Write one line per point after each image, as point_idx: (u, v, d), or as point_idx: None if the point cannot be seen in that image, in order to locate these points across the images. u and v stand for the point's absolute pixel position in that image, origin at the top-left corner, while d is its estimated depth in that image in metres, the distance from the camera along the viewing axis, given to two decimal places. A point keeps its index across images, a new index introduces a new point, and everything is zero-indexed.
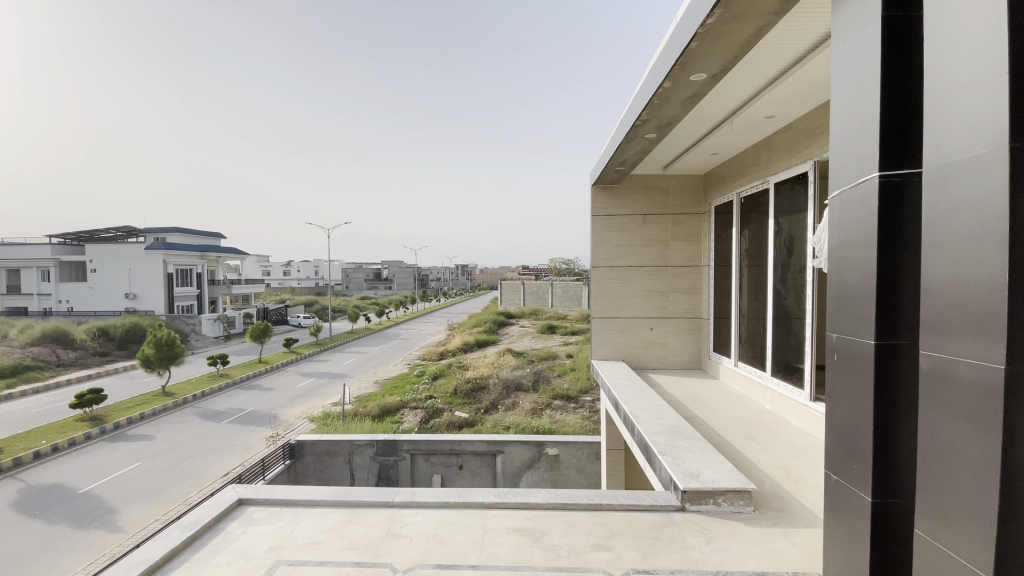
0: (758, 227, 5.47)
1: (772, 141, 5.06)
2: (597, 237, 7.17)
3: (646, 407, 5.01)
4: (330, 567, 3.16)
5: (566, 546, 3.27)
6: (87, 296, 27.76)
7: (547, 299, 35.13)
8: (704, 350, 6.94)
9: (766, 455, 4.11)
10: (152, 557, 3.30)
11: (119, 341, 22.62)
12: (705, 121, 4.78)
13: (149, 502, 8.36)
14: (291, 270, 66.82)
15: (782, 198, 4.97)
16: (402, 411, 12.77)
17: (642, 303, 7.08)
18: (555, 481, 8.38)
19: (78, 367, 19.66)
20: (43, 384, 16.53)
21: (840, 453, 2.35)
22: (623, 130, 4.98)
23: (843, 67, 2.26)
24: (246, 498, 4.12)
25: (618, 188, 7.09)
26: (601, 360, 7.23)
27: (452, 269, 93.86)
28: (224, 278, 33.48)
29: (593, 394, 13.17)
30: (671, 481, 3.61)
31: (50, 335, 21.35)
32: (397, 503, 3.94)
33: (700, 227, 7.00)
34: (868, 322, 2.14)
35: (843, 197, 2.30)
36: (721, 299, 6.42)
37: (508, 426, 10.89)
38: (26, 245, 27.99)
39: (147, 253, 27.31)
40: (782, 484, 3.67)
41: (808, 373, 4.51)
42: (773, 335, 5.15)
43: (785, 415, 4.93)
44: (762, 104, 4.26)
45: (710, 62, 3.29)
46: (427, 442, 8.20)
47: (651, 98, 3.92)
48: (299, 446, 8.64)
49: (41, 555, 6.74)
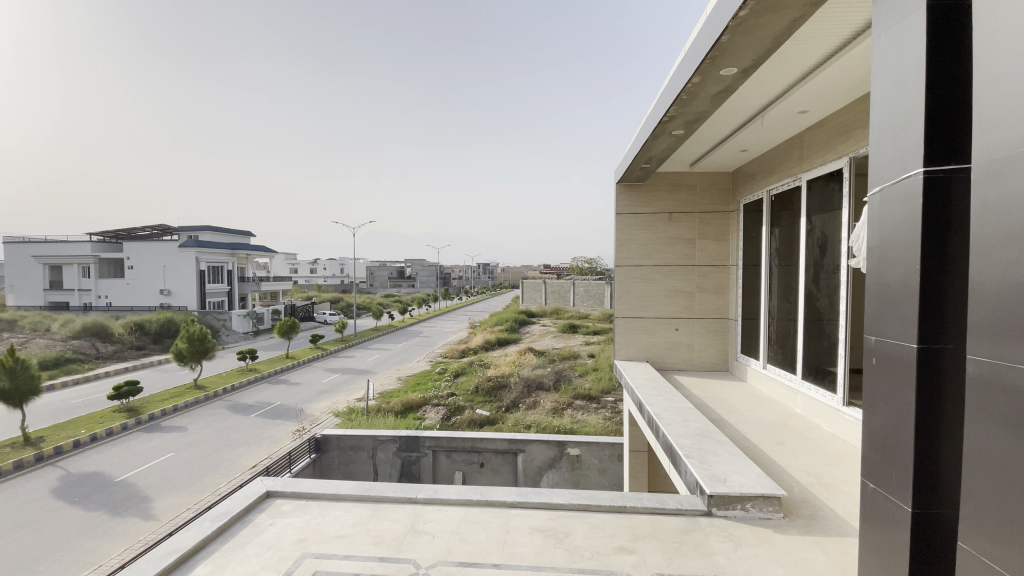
0: (789, 226, 5.32)
1: (804, 137, 4.91)
2: (621, 236, 7.06)
3: (671, 409, 4.92)
4: (354, 561, 3.19)
5: (589, 548, 3.23)
6: (125, 292, 28.84)
7: (570, 299, 34.84)
8: (732, 351, 6.79)
9: (797, 460, 3.99)
10: (182, 546, 3.38)
11: (154, 335, 23.44)
12: (734, 117, 4.65)
13: (180, 491, 8.64)
14: (317, 268, 68.09)
15: (815, 196, 4.82)
16: (425, 408, 12.90)
17: (666, 303, 6.97)
18: (577, 482, 8.31)
19: (115, 360, 20.43)
20: (83, 376, 17.23)
21: (878, 462, 2.25)
22: (648, 127, 4.87)
23: (884, 59, 2.17)
24: (274, 491, 4.20)
25: (643, 187, 6.99)
26: (625, 360, 7.15)
27: (474, 269, 94.37)
28: (253, 275, 34.32)
29: (615, 395, 13.06)
30: (696, 484, 3.54)
31: (90, 329, 22.27)
32: (421, 500, 3.97)
33: (729, 226, 6.84)
34: (910, 325, 2.05)
35: (883, 195, 2.21)
36: (750, 300, 6.27)
37: (529, 425, 10.84)
38: (68, 243, 29.19)
39: (181, 251, 28.22)
40: (813, 491, 3.55)
41: (841, 376, 4.36)
42: (804, 337, 4.99)
43: (815, 419, 4.79)
44: (795, 98, 4.12)
45: (741, 56, 3.20)
46: (449, 439, 8.30)
47: (678, 93, 3.83)
48: (324, 440, 8.81)
49: (81, 541, 7.03)
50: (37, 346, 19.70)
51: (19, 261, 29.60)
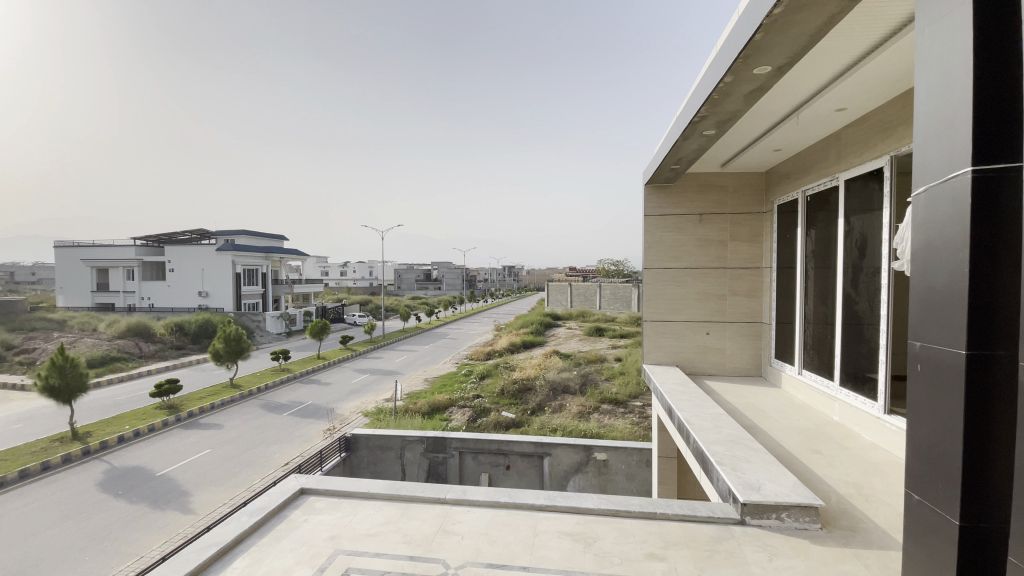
0: (826, 227, 5.15)
1: (842, 135, 4.75)
2: (650, 238, 6.97)
3: (702, 414, 4.82)
4: (385, 559, 3.24)
5: (618, 554, 3.19)
6: (165, 294, 30.03)
7: (596, 302, 34.50)
8: (766, 356, 6.62)
9: (835, 470, 3.85)
10: (222, 540, 3.50)
11: (193, 335, 24.35)
12: (768, 116, 4.54)
13: (218, 486, 8.95)
14: (347, 271, 69.49)
15: (854, 197, 4.66)
16: (451, 409, 12.99)
17: (696, 307, 6.85)
18: (604, 487, 8.22)
19: (157, 359, 21.29)
20: (127, 374, 18.03)
21: (925, 472, 2.15)
22: (679, 127, 4.79)
23: (927, 55, 2.10)
24: (307, 489, 4.31)
25: (672, 188, 6.89)
26: (654, 364, 7.05)
27: (499, 271, 94.60)
28: (286, 278, 35.29)
29: (642, 399, 12.89)
30: (729, 492, 3.45)
31: (134, 329, 23.29)
32: (449, 500, 4.00)
33: (762, 227, 6.67)
34: (959, 329, 1.96)
35: (928, 195, 2.12)
36: (784, 304, 6.10)
37: (555, 429, 10.79)
38: (115, 247, 30.64)
39: (218, 254, 29.25)
40: (853, 502, 3.42)
41: (883, 384, 4.20)
42: (842, 341, 4.83)
43: (855, 428, 4.62)
44: (832, 96, 4.01)
45: (775, 54, 3.13)
46: (476, 440, 8.35)
47: (710, 93, 3.76)
48: (354, 439, 8.98)
49: (124, 533, 7.35)
50: (86, 345, 20.71)
51: (69, 264, 31.14)
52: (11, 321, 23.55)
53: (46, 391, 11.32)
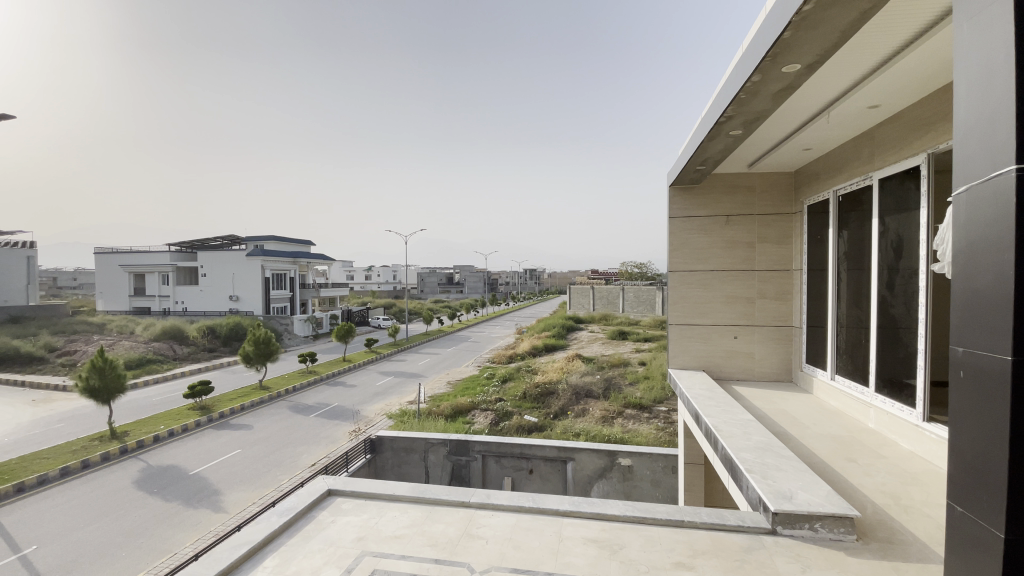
0: (859, 228, 5.00)
1: (876, 133, 4.61)
2: (675, 240, 6.88)
3: (730, 421, 4.71)
4: (410, 561, 3.26)
5: (645, 562, 3.14)
6: (198, 298, 31.01)
7: (619, 305, 34.00)
8: (796, 362, 6.44)
9: (871, 479, 3.72)
10: (253, 539, 3.57)
11: (224, 338, 25.08)
12: (797, 114, 4.43)
13: (247, 486, 9.17)
14: (371, 275, 70.47)
15: (888, 196, 4.51)
16: (473, 412, 13.04)
17: (723, 310, 6.72)
18: (628, 493, 8.10)
19: (190, 361, 21.98)
20: (162, 376, 18.65)
21: (968, 484, 2.05)
22: (704, 127, 4.71)
23: (966, 50, 2.02)
24: (335, 489, 4.38)
25: (698, 189, 6.79)
26: (680, 369, 6.95)
27: (521, 275, 94.67)
28: (312, 282, 36.01)
29: (667, 404, 12.69)
30: (759, 501, 3.35)
31: (168, 332, 24.10)
32: (473, 504, 4.01)
33: (791, 228, 6.51)
34: (1004, 335, 1.87)
35: (971, 194, 2.03)
36: (815, 307, 5.93)
37: (578, 433, 10.70)
38: (151, 253, 31.82)
39: (248, 260, 30.06)
40: (890, 513, 3.30)
41: (921, 390, 4.04)
42: (877, 346, 4.67)
43: (891, 436, 4.45)
44: (864, 93, 3.89)
45: (805, 51, 3.05)
46: (499, 444, 8.37)
47: (737, 92, 3.69)
48: (379, 441, 9.08)
49: (158, 530, 7.61)
50: (124, 347, 21.54)
51: (108, 269, 32.39)
52: (55, 324, 24.66)
53: (86, 392, 11.79)
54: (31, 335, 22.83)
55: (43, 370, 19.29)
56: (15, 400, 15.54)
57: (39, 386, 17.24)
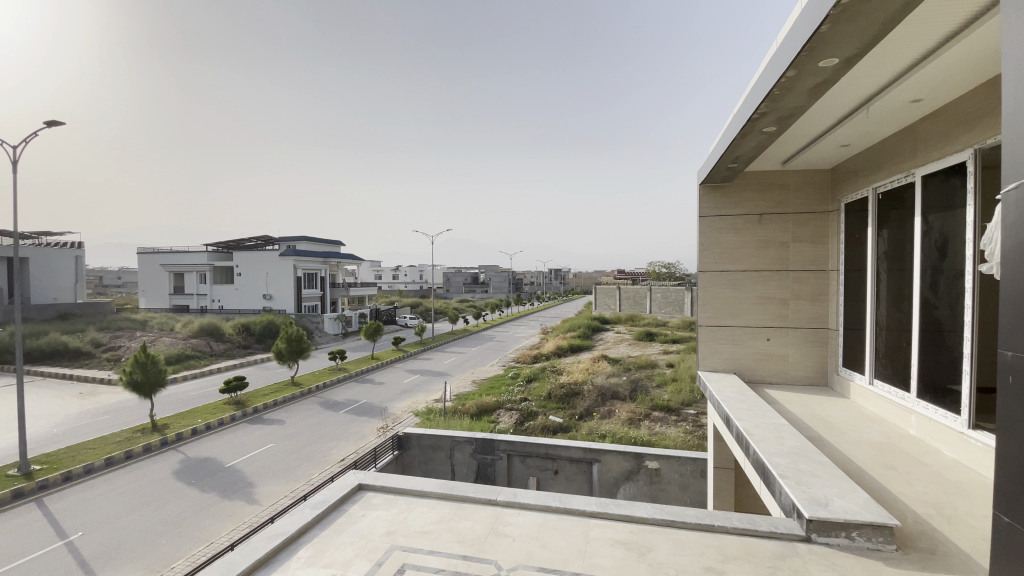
0: (900, 227, 4.81)
1: (918, 128, 4.43)
2: (706, 239, 6.76)
3: (762, 424, 4.61)
4: (439, 557, 3.31)
5: (673, 566, 3.11)
6: (233, 296, 32.06)
7: (645, 305, 33.48)
8: (832, 365, 6.25)
9: (911, 487, 3.57)
10: (287, 530, 3.68)
11: (258, 335, 25.88)
12: (833, 110, 4.31)
13: (279, 479, 9.42)
14: (399, 275, 71.40)
15: (932, 193, 4.33)
16: (499, 411, 13.10)
17: (755, 312, 6.57)
18: (655, 496, 8.00)
19: (226, 357, 22.76)
20: (200, 371, 19.38)
21: (1015, 495, 1.95)
22: (736, 125, 4.64)
23: (1015, 38, 1.92)
24: (365, 484, 4.47)
25: (729, 187, 6.65)
26: (709, 371, 6.82)
27: (546, 275, 94.44)
28: (342, 281, 36.78)
29: (696, 407, 12.49)
30: (792, 507, 3.27)
31: (206, 329, 25.03)
32: (500, 502, 4.04)
33: (827, 227, 6.31)
34: None
35: (1019, 191, 1.94)
36: (853, 309, 5.73)
37: (604, 434, 10.61)
38: (190, 253, 33.06)
39: (281, 259, 30.93)
40: (932, 523, 3.16)
41: (966, 396, 3.86)
42: (919, 350, 4.48)
43: (933, 443, 4.28)
44: (906, 87, 3.75)
45: (843, 45, 2.97)
46: (524, 443, 8.39)
47: (770, 89, 3.61)
48: (406, 438, 9.21)
49: (196, 519, 7.91)
50: (165, 343, 22.44)
51: (150, 269, 33.78)
52: (101, 321, 25.87)
53: (129, 385, 12.36)
54: (79, 330, 24.04)
55: (90, 364, 20.28)
56: (65, 393, 16.37)
57: (87, 379, 18.15)
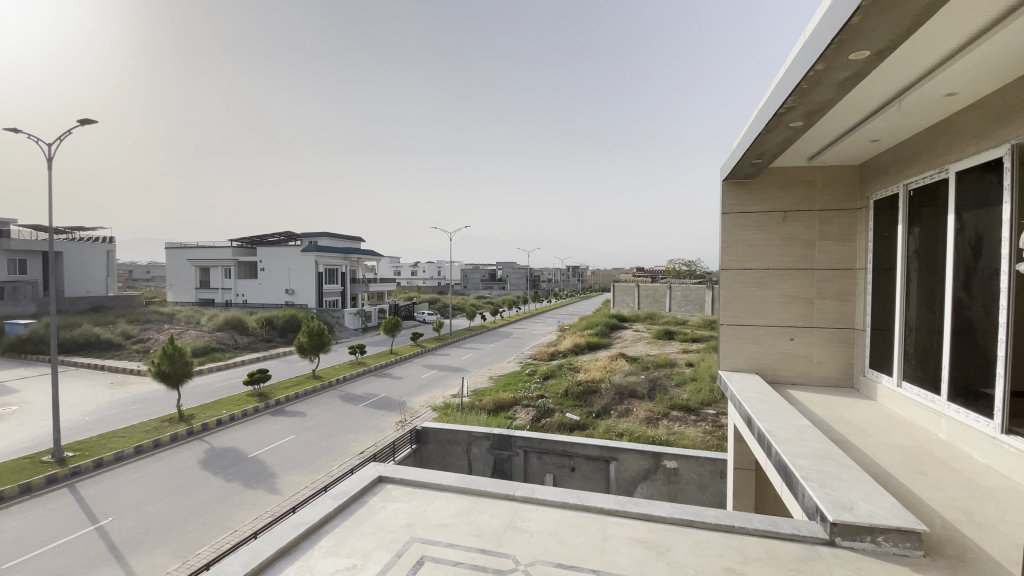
0: (932, 225, 4.66)
1: (952, 122, 4.28)
2: (729, 237, 6.65)
3: (785, 426, 4.53)
4: (457, 550, 3.34)
5: (692, 566, 3.09)
6: (257, 290, 32.74)
7: (665, 304, 33.13)
8: (859, 366, 6.10)
9: (940, 493, 3.47)
10: (309, 520, 3.75)
11: (280, 329, 26.40)
12: (862, 105, 4.19)
13: (300, 470, 9.62)
14: (417, 270, 72.02)
15: (966, 190, 4.18)
16: (516, 407, 13.13)
17: (779, 311, 6.45)
18: (673, 496, 7.93)
19: (249, 350, 23.27)
20: (225, 363, 19.87)
21: None
22: (761, 120, 4.55)
23: None
24: (385, 476, 4.53)
25: (753, 183, 6.53)
26: (730, 371, 6.72)
27: (564, 272, 94.22)
28: (362, 276, 37.27)
29: (715, 407, 12.32)
30: (816, 510, 3.20)
31: (230, 322, 25.64)
32: (518, 497, 4.06)
33: (855, 225, 6.15)
34: None
35: None
36: (881, 309, 5.57)
37: (621, 433, 10.55)
38: (216, 247, 33.83)
39: (303, 255, 31.46)
40: (961, 529, 3.07)
41: (999, 400, 3.73)
42: (950, 353, 4.35)
43: (964, 448, 4.15)
44: (940, 80, 3.62)
45: (875, 38, 2.88)
46: (541, 440, 8.40)
47: (798, 83, 3.52)
48: (424, 432, 9.30)
49: (220, 507, 8.13)
50: (191, 336, 23.04)
51: (177, 263, 34.70)
52: (131, 314, 26.69)
53: (157, 376, 12.74)
54: (110, 322, 24.85)
55: (121, 355, 20.96)
56: (97, 383, 16.95)
57: (118, 369, 18.76)
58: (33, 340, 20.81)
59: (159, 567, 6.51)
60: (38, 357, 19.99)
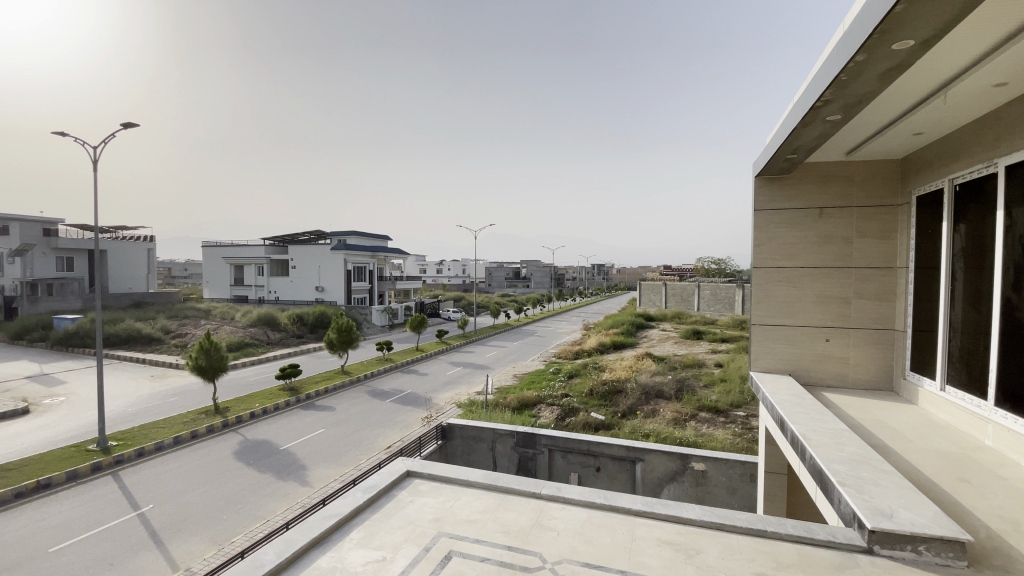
0: (979, 221, 4.44)
1: (1003, 114, 4.06)
2: (761, 234, 6.48)
3: (820, 429, 4.39)
4: (484, 546, 3.37)
5: (722, 570, 3.04)
6: (288, 288, 33.58)
7: (693, 303, 32.56)
8: (898, 369, 5.87)
9: (986, 501, 3.31)
10: (339, 512, 3.83)
11: (311, 325, 27.06)
12: (904, 96, 4.02)
13: (329, 463, 9.84)
14: (442, 268, 72.65)
15: (1017, 185, 3.96)
16: (540, 406, 13.13)
17: (814, 311, 6.26)
18: (701, 498, 7.79)
19: (281, 346, 23.91)
20: (257, 358, 20.47)
21: None
22: (797, 114, 4.41)
23: None
24: (413, 471, 4.60)
25: (787, 179, 6.35)
26: (762, 372, 6.56)
27: (589, 270, 93.53)
28: (389, 274, 37.84)
29: (745, 409, 12.05)
30: (852, 516, 3.09)
31: (263, 318, 26.40)
32: (544, 496, 4.06)
33: (896, 222, 5.91)
34: None
35: None
36: (923, 310, 5.35)
37: (647, 433, 10.43)
38: (250, 245, 34.87)
39: (333, 253, 32.14)
40: (1009, 539, 2.93)
41: None
42: (997, 356, 4.14)
43: (1012, 455, 3.95)
44: (990, 69, 3.44)
45: (919, 26, 2.76)
46: (566, 439, 8.38)
47: (836, 75, 3.40)
48: (450, 428, 9.39)
49: (253, 497, 8.39)
50: (226, 332, 23.81)
51: (213, 261, 35.90)
52: (170, 310, 27.78)
53: (195, 369, 13.22)
54: (150, 318, 25.90)
55: (160, 350, 21.82)
56: (138, 376, 17.68)
57: (158, 363, 19.55)
58: (79, 333, 21.88)
59: (196, 553, 6.77)
60: (84, 350, 21.00)
